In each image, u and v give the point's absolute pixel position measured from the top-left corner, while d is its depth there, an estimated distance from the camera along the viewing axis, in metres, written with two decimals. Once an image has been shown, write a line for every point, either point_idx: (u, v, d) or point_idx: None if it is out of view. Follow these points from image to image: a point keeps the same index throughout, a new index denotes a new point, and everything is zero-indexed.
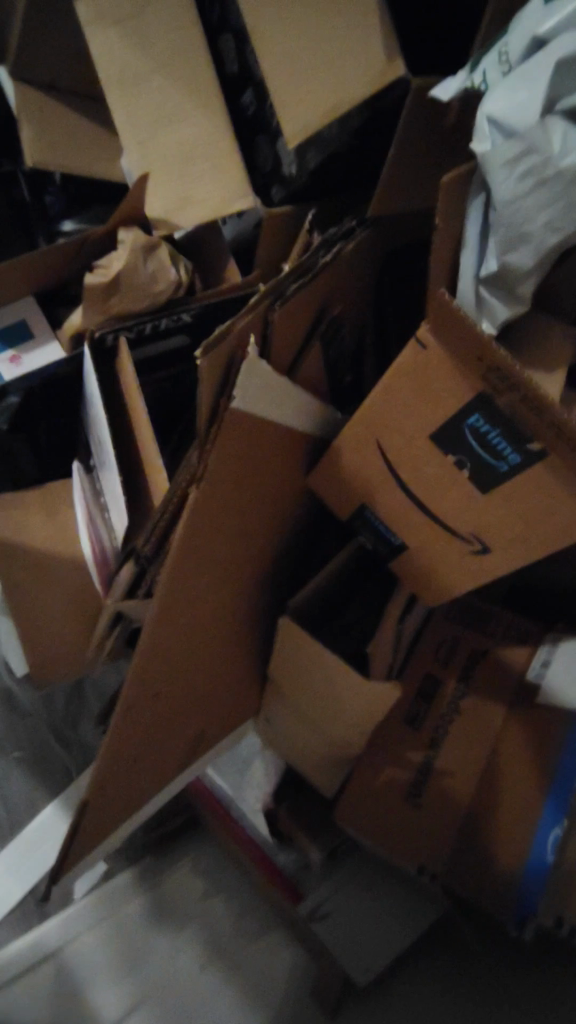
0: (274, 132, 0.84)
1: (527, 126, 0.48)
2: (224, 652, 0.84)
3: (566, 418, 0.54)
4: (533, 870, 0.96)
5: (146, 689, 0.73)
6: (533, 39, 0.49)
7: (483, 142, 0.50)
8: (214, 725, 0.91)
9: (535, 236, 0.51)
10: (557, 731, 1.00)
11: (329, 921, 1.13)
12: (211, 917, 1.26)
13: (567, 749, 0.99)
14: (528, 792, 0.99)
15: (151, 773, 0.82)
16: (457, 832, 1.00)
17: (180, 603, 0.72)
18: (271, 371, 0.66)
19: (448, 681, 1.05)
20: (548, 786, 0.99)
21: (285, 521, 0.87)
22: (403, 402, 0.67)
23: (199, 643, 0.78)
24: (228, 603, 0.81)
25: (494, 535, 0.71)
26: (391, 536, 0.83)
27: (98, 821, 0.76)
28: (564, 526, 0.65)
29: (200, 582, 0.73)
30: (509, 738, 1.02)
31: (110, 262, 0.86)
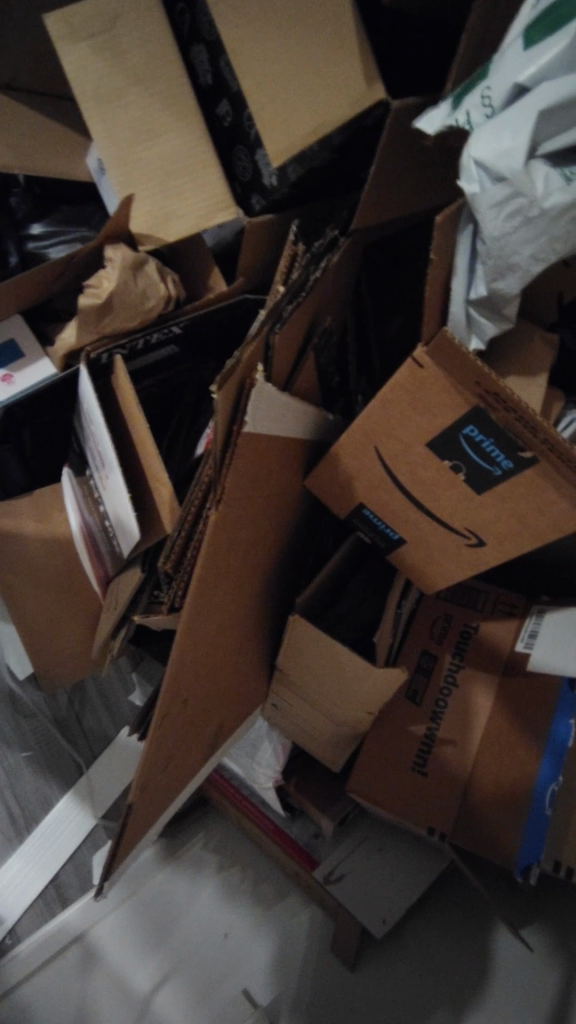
0: (252, 142, 0.84)
1: (513, 171, 0.51)
2: (238, 652, 0.89)
3: (558, 433, 0.59)
4: (534, 820, 1.04)
5: (177, 697, 0.78)
6: (515, 85, 0.52)
7: (472, 182, 0.54)
8: (232, 717, 0.97)
9: (521, 266, 0.56)
10: (549, 692, 1.09)
11: (344, 883, 1.22)
12: (231, 888, 1.34)
13: (561, 708, 1.09)
14: (526, 751, 1.08)
15: (182, 770, 0.87)
16: (463, 794, 1.08)
17: (203, 614, 0.76)
18: (274, 392, 0.70)
19: (443, 655, 1.14)
20: (542, 742, 1.08)
21: (287, 524, 0.91)
22: (401, 414, 0.71)
23: (220, 647, 0.83)
24: (243, 604, 0.85)
25: (488, 531, 0.76)
26: (389, 532, 0.88)
27: (139, 823, 0.81)
28: (554, 522, 0.71)
29: (220, 592, 0.78)
30: (504, 703, 1.11)
31: (100, 282, 0.86)
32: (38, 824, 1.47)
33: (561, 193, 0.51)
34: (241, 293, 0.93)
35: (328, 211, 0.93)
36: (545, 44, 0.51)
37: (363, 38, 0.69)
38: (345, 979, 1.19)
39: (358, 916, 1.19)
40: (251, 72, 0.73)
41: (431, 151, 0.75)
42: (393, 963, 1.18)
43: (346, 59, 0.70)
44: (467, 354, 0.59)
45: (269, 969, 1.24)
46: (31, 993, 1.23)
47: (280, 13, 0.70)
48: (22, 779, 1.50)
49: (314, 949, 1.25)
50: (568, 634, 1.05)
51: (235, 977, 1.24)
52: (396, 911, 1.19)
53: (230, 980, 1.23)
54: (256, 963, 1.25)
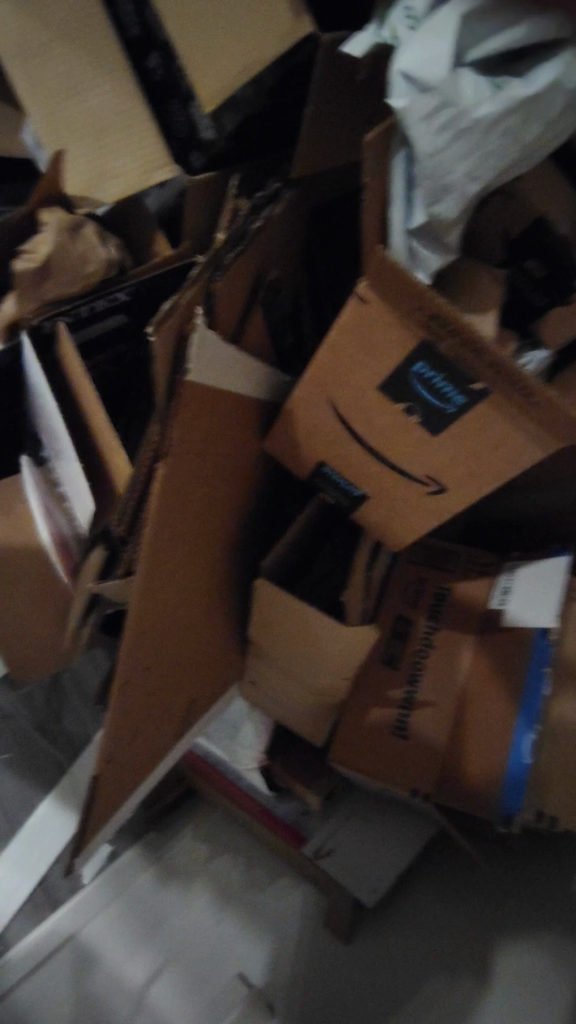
0: (186, 95, 0.82)
1: (439, 78, 0.50)
2: (203, 618, 0.87)
3: (505, 356, 0.58)
4: (512, 778, 1.04)
5: (138, 664, 0.75)
6: None
7: (400, 95, 0.52)
8: (205, 688, 0.94)
9: (456, 186, 0.54)
10: (522, 654, 1.08)
11: (335, 856, 1.20)
12: (222, 874, 1.30)
13: (535, 667, 1.07)
14: (502, 713, 1.07)
15: (153, 740, 0.85)
16: (443, 754, 1.07)
17: (160, 575, 0.74)
18: (219, 342, 0.67)
19: (419, 618, 1.14)
20: (518, 704, 1.07)
21: (247, 487, 0.89)
22: (350, 357, 0.70)
23: (182, 612, 0.81)
24: (204, 568, 0.83)
25: (448, 475, 0.75)
26: (351, 488, 0.87)
27: (110, 796, 0.79)
28: (511, 459, 0.70)
29: (176, 554, 0.75)
30: (479, 664, 1.10)
31: (36, 246, 0.84)
32: (21, 827, 1.42)
33: (489, 100, 0.50)
34: (188, 254, 0.91)
35: (268, 168, 0.90)
36: None
37: None
38: (340, 954, 1.18)
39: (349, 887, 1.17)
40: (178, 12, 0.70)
41: (368, 90, 0.74)
42: (387, 931, 1.17)
43: None
44: (409, 279, 0.57)
45: (263, 949, 1.22)
46: (23, 1001, 1.19)
47: None
48: (3, 783, 1.46)
49: (311, 924, 1.24)
50: (538, 587, 1.04)
51: (227, 962, 1.21)
52: (387, 879, 1.18)
53: (226, 963, 1.21)
54: (249, 946, 1.22)
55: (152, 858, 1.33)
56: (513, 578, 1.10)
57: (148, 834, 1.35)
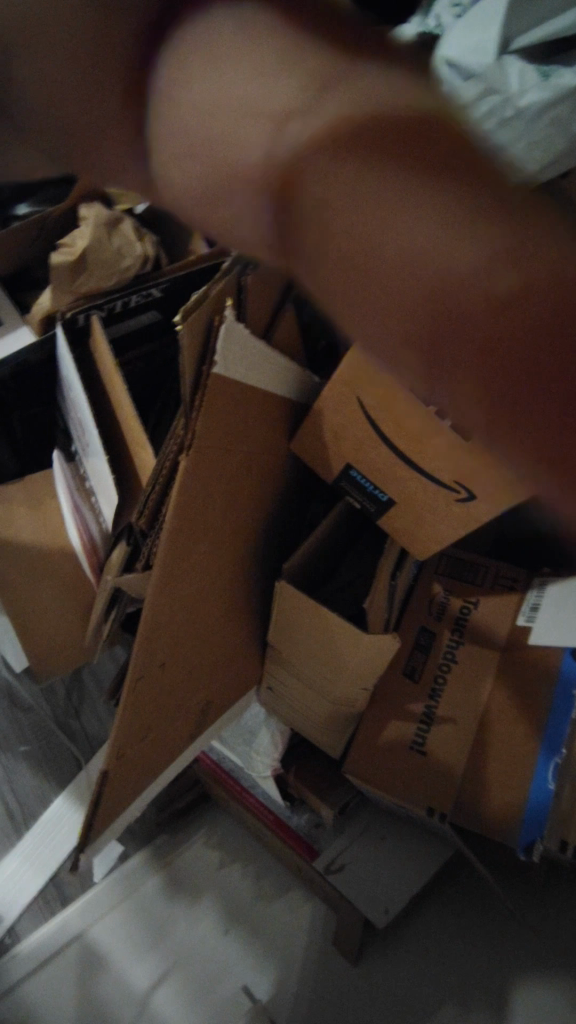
0: None
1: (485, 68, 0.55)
2: (222, 618, 0.86)
3: None
4: (534, 810, 1.00)
5: (154, 659, 0.75)
6: None
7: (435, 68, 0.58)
8: (221, 690, 0.93)
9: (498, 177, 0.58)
10: (543, 677, 1.06)
11: (346, 874, 1.18)
12: (232, 885, 1.28)
13: (559, 696, 1.03)
14: (524, 736, 1.04)
15: (166, 738, 0.84)
16: (463, 773, 1.04)
17: (180, 570, 0.73)
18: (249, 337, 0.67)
19: (443, 631, 1.10)
20: (541, 728, 1.04)
21: (272, 488, 0.88)
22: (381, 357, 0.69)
23: (200, 610, 0.80)
24: (224, 567, 0.82)
25: (478, 482, 0.73)
26: (378, 492, 0.85)
27: (118, 792, 0.78)
28: None
29: (197, 550, 0.75)
30: (503, 682, 1.07)
31: (74, 239, 0.87)
32: (35, 821, 1.43)
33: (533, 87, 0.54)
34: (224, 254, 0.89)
35: None
36: None
37: None
38: (348, 976, 1.14)
39: (360, 907, 1.14)
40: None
41: None
42: (397, 955, 1.13)
43: None
44: None
45: (268, 965, 1.18)
46: (25, 1001, 1.16)
47: None
48: (20, 775, 1.46)
49: (319, 942, 1.20)
50: (567, 606, 1.02)
51: (231, 978, 1.18)
52: (400, 902, 1.15)
53: (230, 977, 1.18)
54: (254, 962, 1.19)
55: (162, 863, 1.31)
56: (542, 594, 1.07)
57: (161, 838, 1.36)
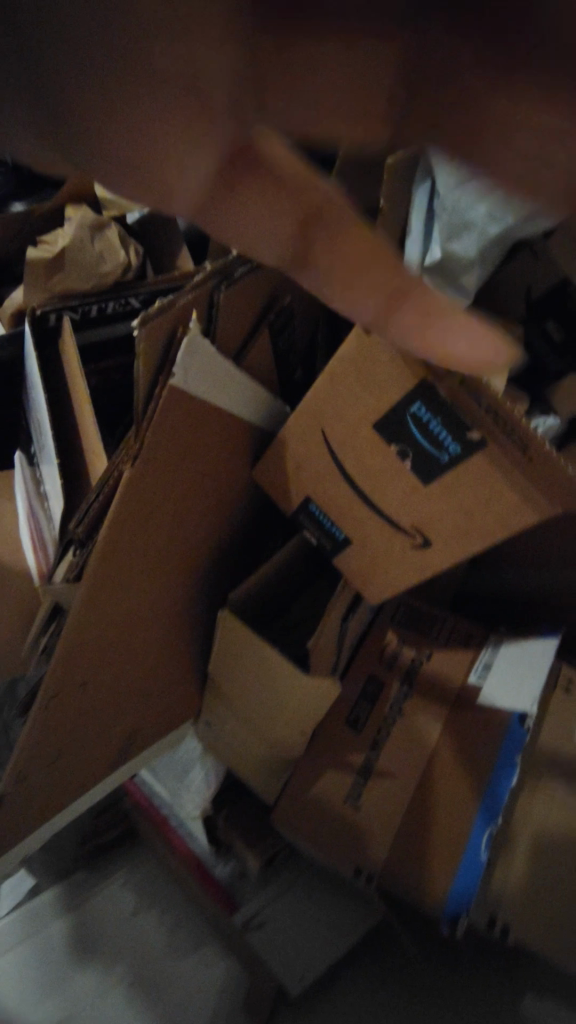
0: None
1: None
2: (157, 641, 0.83)
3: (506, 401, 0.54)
4: (464, 883, 0.93)
5: (74, 676, 0.73)
6: None
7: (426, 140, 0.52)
8: (149, 718, 0.90)
9: (476, 227, 0.54)
10: (494, 741, 1.00)
11: (264, 933, 1.09)
12: (145, 935, 1.19)
13: (504, 749, 0.98)
14: (462, 798, 0.98)
15: (80, 760, 0.81)
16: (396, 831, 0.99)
17: (112, 587, 0.71)
18: (214, 353, 0.66)
19: (391, 682, 1.07)
20: (482, 787, 0.98)
21: (227, 514, 0.86)
22: (348, 391, 0.67)
23: (132, 630, 0.78)
24: (163, 588, 0.80)
25: (436, 529, 0.71)
26: (335, 530, 0.83)
27: (17, 811, 0.74)
28: (502, 520, 0.66)
29: (134, 568, 0.73)
30: (447, 740, 1.02)
31: (54, 239, 0.86)
32: None
33: None
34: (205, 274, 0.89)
35: None
36: None
37: None
38: None
39: (274, 969, 1.04)
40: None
41: None
42: None
43: None
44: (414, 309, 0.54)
45: None
46: None
47: None
48: None
49: (225, 1007, 1.11)
50: (523, 664, 1.00)
51: None
52: (318, 967, 1.06)
53: None
54: None
55: (73, 905, 1.21)
56: (498, 655, 1.04)
57: (77, 873, 1.25)
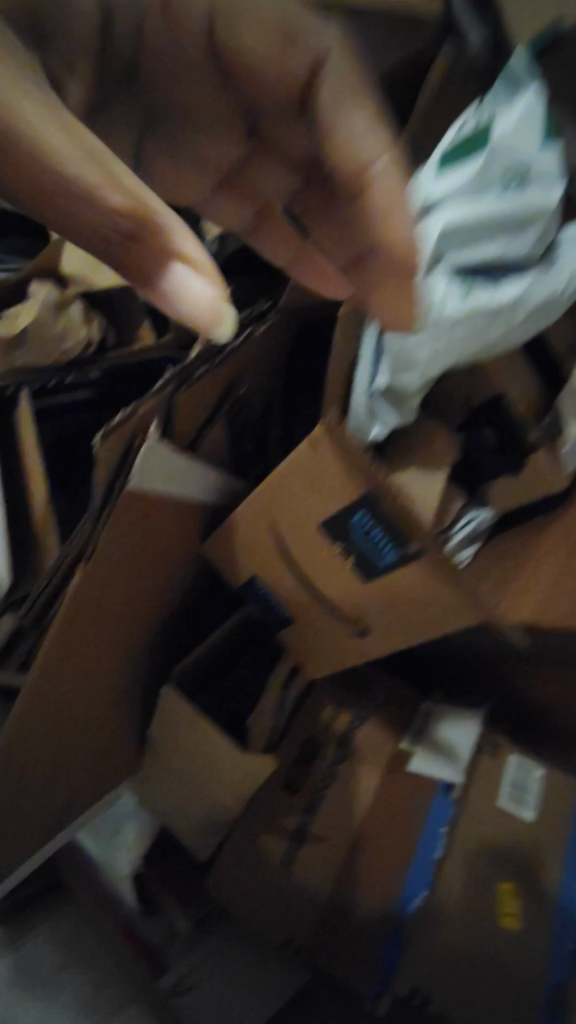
0: None
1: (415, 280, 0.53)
2: (100, 709, 0.88)
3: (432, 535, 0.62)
4: (389, 947, 1.00)
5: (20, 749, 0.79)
6: (423, 197, 0.54)
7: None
8: (87, 782, 0.92)
9: (419, 366, 0.58)
10: (420, 808, 1.05)
11: (194, 998, 1.08)
12: (68, 1001, 1.15)
13: (429, 825, 1.04)
14: (390, 867, 1.03)
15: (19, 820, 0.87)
16: (327, 899, 1.03)
17: (60, 668, 0.77)
18: (170, 455, 0.70)
19: (326, 748, 1.08)
20: (409, 858, 1.03)
21: (175, 586, 0.89)
22: (297, 492, 0.71)
23: (77, 701, 0.84)
24: (109, 662, 0.84)
25: (374, 621, 0.75)
26: (280, 609, 0.86)
27: None
28: (435, 620, 0.70)
29: (82, 650, 0.78)
30: (377, 805, 1.04)
31: (17, 315, 0.88)
32: None
33: (457, 304, 0.53)
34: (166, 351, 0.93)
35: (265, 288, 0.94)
36: (455, 173, 0.52)
37: None
38: None
39: None
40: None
41: None
42: None
43: None
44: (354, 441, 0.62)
45: None
46: None
47: None
48: None
49: None
50: (453, 732, 1.07)
51: None
52: None
53: None
54: None
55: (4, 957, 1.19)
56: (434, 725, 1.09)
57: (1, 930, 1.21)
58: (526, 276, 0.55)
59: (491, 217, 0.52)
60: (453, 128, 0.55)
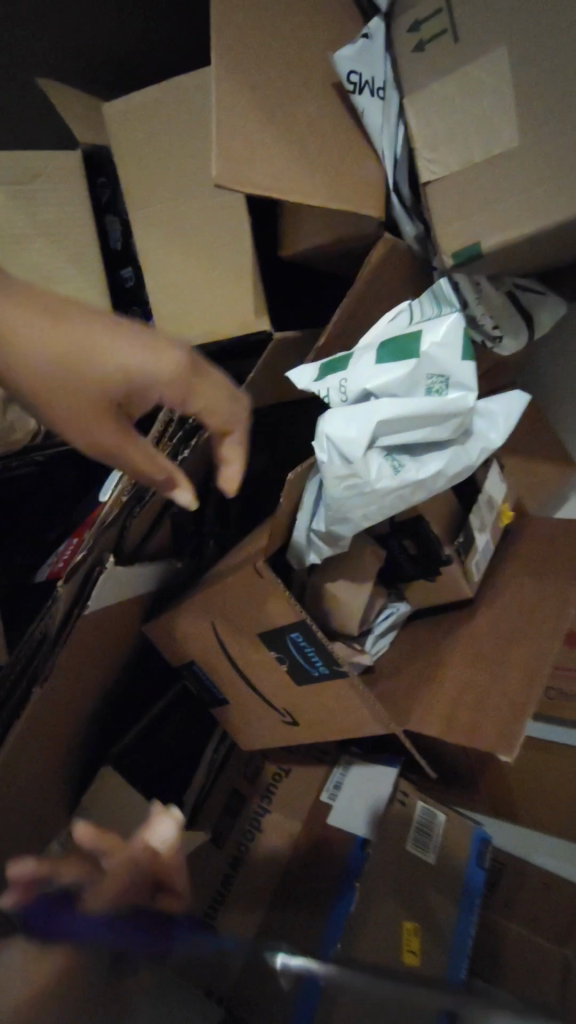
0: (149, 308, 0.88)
1: (355, 459, 0.62)
2: (44, 793, 0.91)
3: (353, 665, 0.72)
4: (304, 1000, 1.03)
5: None
6: (365, 386, 0.63)
7: (325, 458, 0.63)
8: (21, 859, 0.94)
9: (354, 522, 0.67)
10: (336, 860, 1.13)
11: None
12: None
13: (348, 875, 1.11)
14: (307, 921, 1.08)
15: None
16: (242, 968, 1.02)
17: (18, 763, 0.82)
18: (122, 571, 0.80)
19: (252, 798, 1.18)
20: (325, 913, 1.08)
21: (112, 667, 0.95)
22: (239, 603, 0.78)
23: (29, 792, 0.87)
24: (56, 746, 0.90)
25: (303, 715, 0.84)
26: (215, 692, 0.94)
27: None
28: (359, 721, 0.79)
29: (38, 739, 0.84)
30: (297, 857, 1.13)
31: None
32: None
33: (388, 483, 0.63)
34: None
35: None
36: (391, 371, 0.62)
37: (259, 272, 0.78)
38: None
39: None
40: (165, 265, 0.79)
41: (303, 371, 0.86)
42: None
43: (239, 282, 0.78)
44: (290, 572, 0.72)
45: None
46: None
47: (186, 230, 0.77)
48: None
49: None
50: (368, 787, 1.18)
51: None
52: None
53: None
54: None
55: None
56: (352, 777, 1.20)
57: None
58: (444, 457, 0.65)
59: (421, 413, 0.61)
60: (390, 326, 0.65)
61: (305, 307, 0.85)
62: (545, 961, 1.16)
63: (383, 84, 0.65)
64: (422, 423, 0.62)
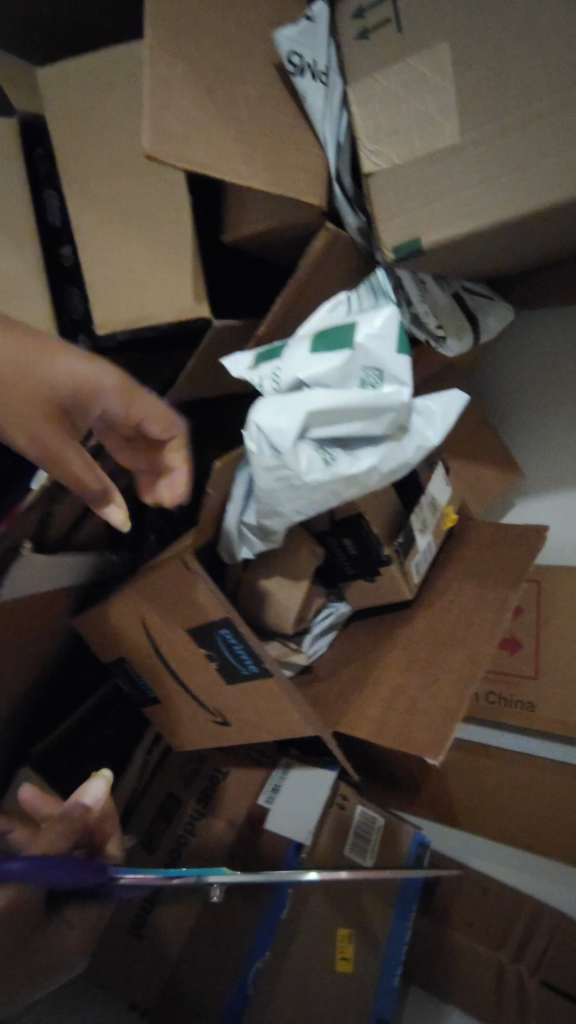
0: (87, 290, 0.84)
1: (283, 451, 0.60)
2: None
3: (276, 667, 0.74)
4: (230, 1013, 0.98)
5: None
6: (297, 375, 0.62)
7: (256, 446, 0.62)
8: None
9: (284, 515, 0.65)
10: (273, 860, 1.12)
11: None
12: None
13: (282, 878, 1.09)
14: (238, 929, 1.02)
15: None
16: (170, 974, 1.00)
17: None
18: (43, 561, 0.77)
19: (188, 800, 1.17)
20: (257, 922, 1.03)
21: (39, 662, 0.91)
22: (170, 597, 0.76)
23: None
24: None
25: (233, 714, 0.82)
26: (147, 689, 0.91)
27: None
28: (289, 722, 0.78)
29: None
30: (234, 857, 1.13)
31: None
32: None
33: (319, 475, 0.61)
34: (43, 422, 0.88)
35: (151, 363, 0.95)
36: (324, 361, 0.61)
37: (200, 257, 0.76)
38: None
39: None
40: (101, 249, 0.76)
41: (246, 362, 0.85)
42: None
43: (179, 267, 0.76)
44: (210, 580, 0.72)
45: None
46: None
47: (125, 209, 0.75)
48: None
49: None
50: (308, 791, 1.15)
51: None
52: None
53: None
54: None
55: None
56: (294, 780, 1.16)
57: None
58: (378, 451, 0.63)
59: (353, 405, 0.60)
60: (326, 315, 0.64)
61: (250, 297, 0.84)
62: (480, 963, 1.18)
63: (325, 68, 0.63)
64: (354, 415, 0.61)
